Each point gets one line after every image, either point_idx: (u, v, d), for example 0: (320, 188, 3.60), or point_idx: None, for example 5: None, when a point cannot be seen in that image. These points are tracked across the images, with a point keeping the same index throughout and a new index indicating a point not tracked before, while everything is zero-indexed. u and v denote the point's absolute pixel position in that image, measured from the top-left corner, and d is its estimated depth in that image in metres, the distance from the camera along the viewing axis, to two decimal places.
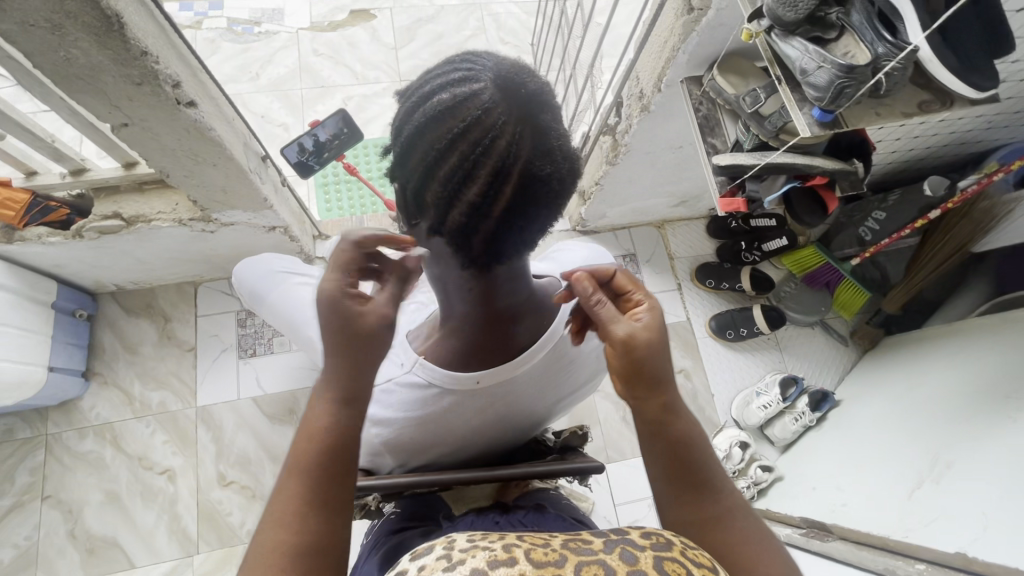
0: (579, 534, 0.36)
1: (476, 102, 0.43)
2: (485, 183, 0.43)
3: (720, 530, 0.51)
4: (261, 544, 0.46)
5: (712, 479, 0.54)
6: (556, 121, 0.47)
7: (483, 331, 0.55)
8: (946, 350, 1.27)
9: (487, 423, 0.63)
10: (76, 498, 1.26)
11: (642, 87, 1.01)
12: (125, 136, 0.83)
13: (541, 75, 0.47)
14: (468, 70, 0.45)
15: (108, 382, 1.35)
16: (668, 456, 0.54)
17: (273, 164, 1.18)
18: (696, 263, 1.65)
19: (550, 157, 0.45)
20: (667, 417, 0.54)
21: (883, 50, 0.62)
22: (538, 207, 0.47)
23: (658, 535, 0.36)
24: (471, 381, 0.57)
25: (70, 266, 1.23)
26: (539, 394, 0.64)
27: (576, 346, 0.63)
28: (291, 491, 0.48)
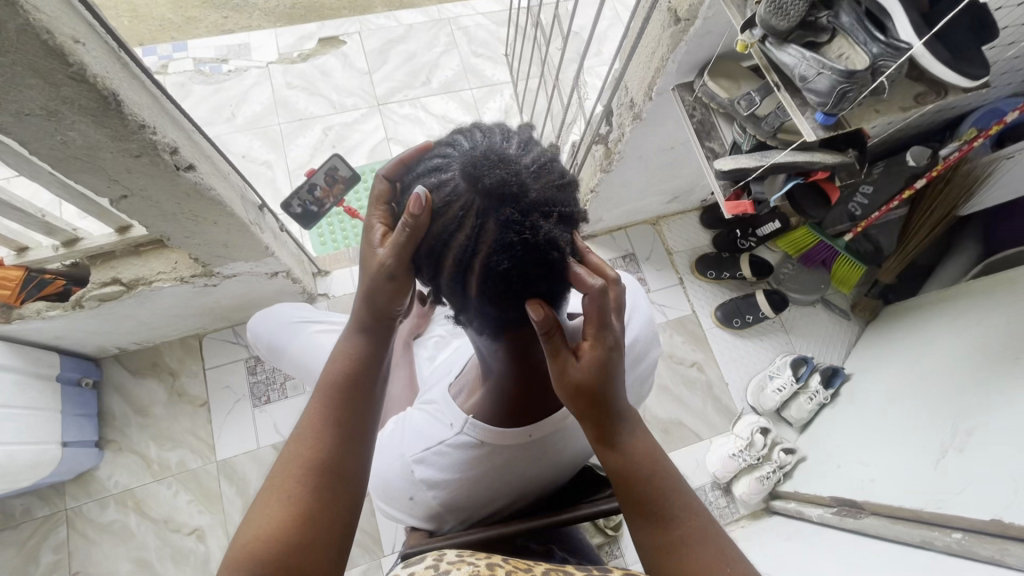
0: (564, 567, 0.40)
1: (445, 190, 0.46)
2: (452, 274, 0.48)
3: (673, 558, 0.54)
4: (284, 456, 0.54)
5: (670, 507, 0.55)
6: (528, 207, 0.44)
7: (523, 388, 0.55)
8: (947, 315, 1.31)
9: (539, 472, 0.63)
10: (105, 570, 1.23)
11: (632, 96, 1.02)
12: (125, 207, 0.81)
13: (525, 155, 0.46)
14: (447, 156, 0.48)
15: (123, 448, 1.32)
16: (623, 490, 0.56)
17: (269, 211, 1.16)
18: (694, 255, 1.67)
19: (518, 247, 0.44)
20: (617, 448, 0.55)
21: (878, 50, 0.64)
22: (519, 292, 0.47)
23: None
24: (522, 434, 0.58)
25: (72, 336, 1.20)
26: (589, 434, 0.64)
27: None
28: (315, 413, 0.56)
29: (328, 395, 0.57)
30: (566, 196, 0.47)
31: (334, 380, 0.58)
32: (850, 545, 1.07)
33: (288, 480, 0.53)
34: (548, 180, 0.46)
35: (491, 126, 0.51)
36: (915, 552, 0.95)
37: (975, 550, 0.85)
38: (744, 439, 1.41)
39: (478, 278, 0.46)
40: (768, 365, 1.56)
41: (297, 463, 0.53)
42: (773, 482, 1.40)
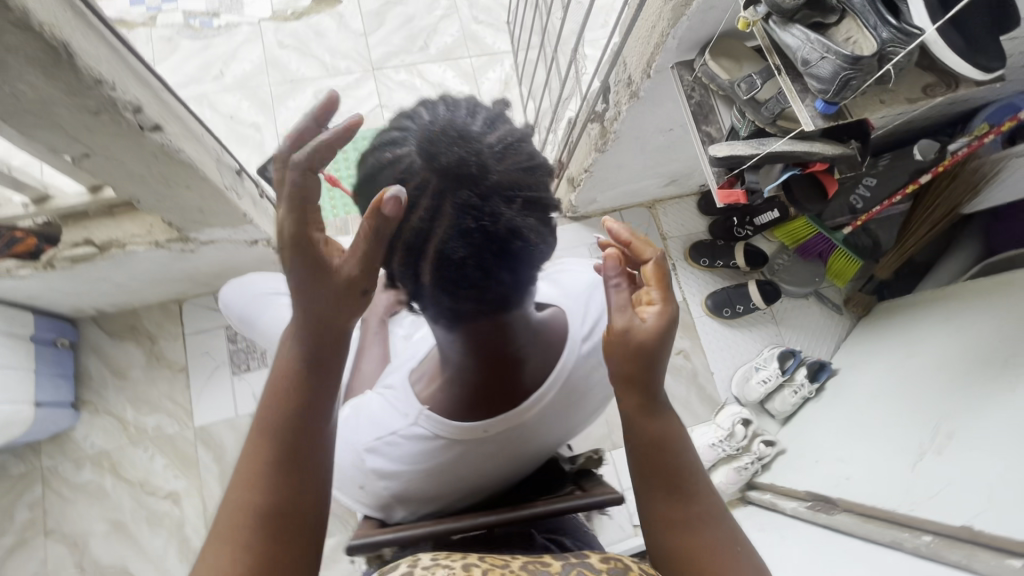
0: (541, 557, 0.39)
1: (398, 168, 0.43)
2: (403, 259, 0.45)
3: (685, 533, 0.55)
4: (228, 506, 0.51)
5: (686, 484, 0.57)
6: (488, 191, 0.43)
7: (482, 381, 0.53)
8: (938, 315, 1.29)
9: (496, 469, 0.61)
10: (80, 529, 1.24)
11: (630, 73, 0.97)
12: (89, 166, 0.78)
13: (491, 134, 0.44)
14: (401, 130, 0.45)
15: (100, 410, 1.31)
16: (646, 460, 0.58)
17: (249, 177, 1.12)
18: (688, 241, 1.64)
19: (477, 236, 0.43)
20: (643, 421, 0.58)
21: (887, 35, 0.60)
22: (472, 279, 0.45)
23: (618, 559, 0.39)
24: (479, 428, 0.56)
25: (46, 296, 1.18)
26: (552, 430, 0.62)
27: (585, 376, 0.62)
28: (258, 451, 0.53)
29: (270, 429, 0.53)
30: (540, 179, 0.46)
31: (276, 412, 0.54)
32: (820, 540, 1.08)
33: (238, 527, 0.50)
34: (514, 161, 0.44)
35: (457, 101, 0.48)
36: (884, 551, 0.95)
37: (943, 554, 0.85)
38: (725, 428, 1.42)
39: (433, 262, 0.44)
40: (755, 356, 1.55)
41: (242, 512, 0.50)
42: (751, 473, 1.41)
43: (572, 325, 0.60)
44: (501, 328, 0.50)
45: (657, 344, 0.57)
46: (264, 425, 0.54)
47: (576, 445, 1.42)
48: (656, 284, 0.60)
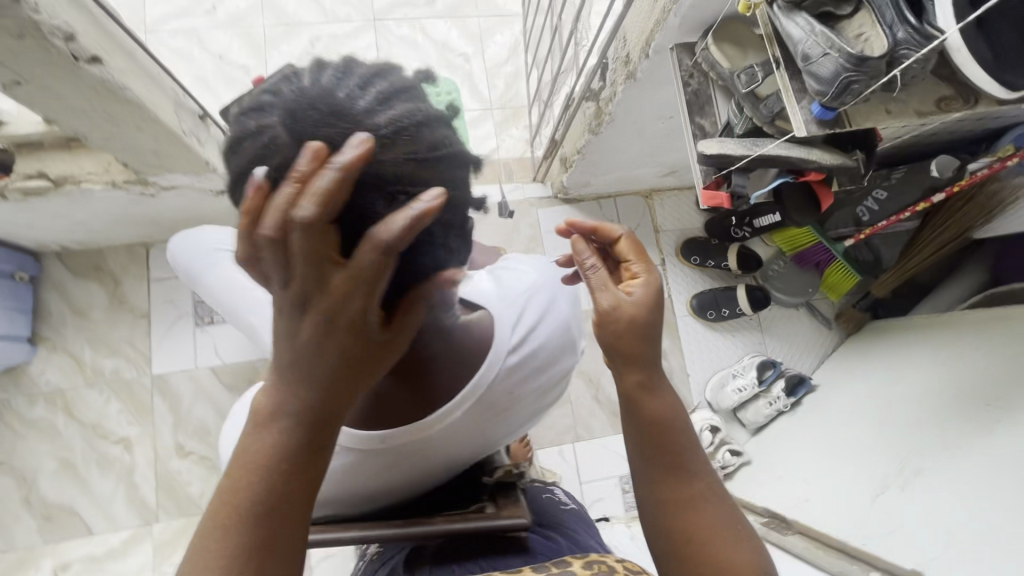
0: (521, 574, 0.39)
1: (263, 138, 0.38)
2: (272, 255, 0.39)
3: (685, 513, 0.52)
4: None
5: (687, 462, 0.54)
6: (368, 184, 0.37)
7: (383, 390, 0.48)
8: (927, 343, 1.23)
9: (393, 483, 0.56)
10: (29, 465, 1.23)
11: (629, 50, 0.88)
12: (22, 95, 0.72)
13: (380, 112, 0.38)
14: (271, 94, 0.39)
15: (57, 348, 1.29)
16: (646, 436, 0.54)
17: (215, 122, 1.06)
18: (682, 237, 1.57)
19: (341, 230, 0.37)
20: (643, 398, 0.55)
21: (903, 35, 0.53)
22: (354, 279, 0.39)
23: (602, 562, 0.39)
24: (374, 440, 0.50)
25: (1, 226, 1.13)
26: (462, 447, 0.57)
27: (507, 391, 0.57)
28: (225, 551, 0.39)
29: (243, 522, 0.39)
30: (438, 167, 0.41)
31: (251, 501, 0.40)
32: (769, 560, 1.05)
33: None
34: (417, 149, 0.39)
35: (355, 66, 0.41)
36: None
37: None
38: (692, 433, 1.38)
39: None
40: (734, 363, 1.50)
41: None
42: None
43: (499, 333, 0.55)
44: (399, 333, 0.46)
45: (647, 318, 0.54)
46: (229, 516, 0.39)
47: (539, 434, 1.39)
48: (637, 259, 0.57)
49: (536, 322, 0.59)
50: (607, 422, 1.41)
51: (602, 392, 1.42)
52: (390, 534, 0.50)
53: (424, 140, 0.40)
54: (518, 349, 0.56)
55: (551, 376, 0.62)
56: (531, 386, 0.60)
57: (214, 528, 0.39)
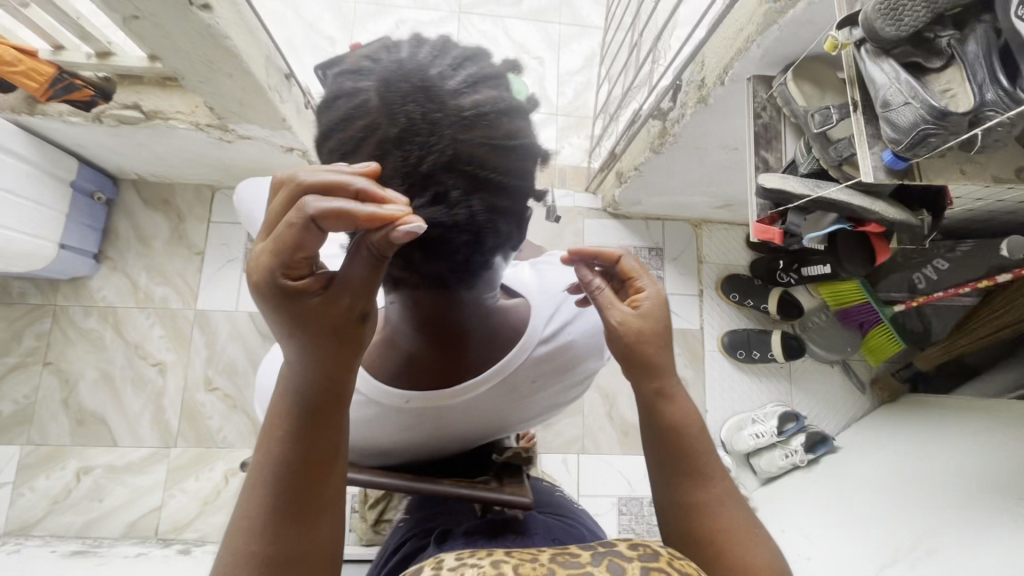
0: (568, 549, 0.35)
1: (355, 103, 0.41)
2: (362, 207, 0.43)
3: (703, 515, 0.52)
4: (231, 533, 0.45)
5: (704, 467, 0.54)
6: (447, 157, 0.40)
7: (427, 350, 0.52)
8: (966, 424, 1.17)
9: (412, 442, 0.59)
10: (74, 370, 1.33)
11: (705, 75, 0.89)
12: (137, 29, 0.79)
13: (463, 97, 0.41)
14: (371, 61, 0.42)
15: (117, 268, 1.38)
16: (666, 443, 0.55)
17: (298, 83, 1.12)
18: (724, 271, 1.55)
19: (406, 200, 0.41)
20: (663, 403, 0.55)
21: (991, 96, 0.52)
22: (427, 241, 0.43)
23: (645, 543, 0.35)
24: (398, 398, 0.53)
25: (94, 148, 1.23)
26: (483, 421, 0.60)
27: (528, 380, 0.59)
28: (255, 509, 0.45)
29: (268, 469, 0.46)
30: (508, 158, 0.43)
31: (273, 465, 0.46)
32: None
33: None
34: (497, 130, 0.42)
35: (442, 43, 0.44)
36: None
37: None
38: None
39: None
40: (756, 409, 1.47)
41: (248, 543, 0.45)
42: None
43: (532, 321, 0.56)
44: (433, 301, 0.48)
45: (653, 329, 0.54)
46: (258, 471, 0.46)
47: (546, 439, 1.40)
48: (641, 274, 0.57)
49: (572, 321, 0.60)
50: (616, 440, 1.41)
51: (615, 410, 1.42)
52: (401, 484, 0.53)
53: (507, 124, 0.43)
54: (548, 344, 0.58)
55: (570, 377, 0.64)
56: (549, 382, 0.62)
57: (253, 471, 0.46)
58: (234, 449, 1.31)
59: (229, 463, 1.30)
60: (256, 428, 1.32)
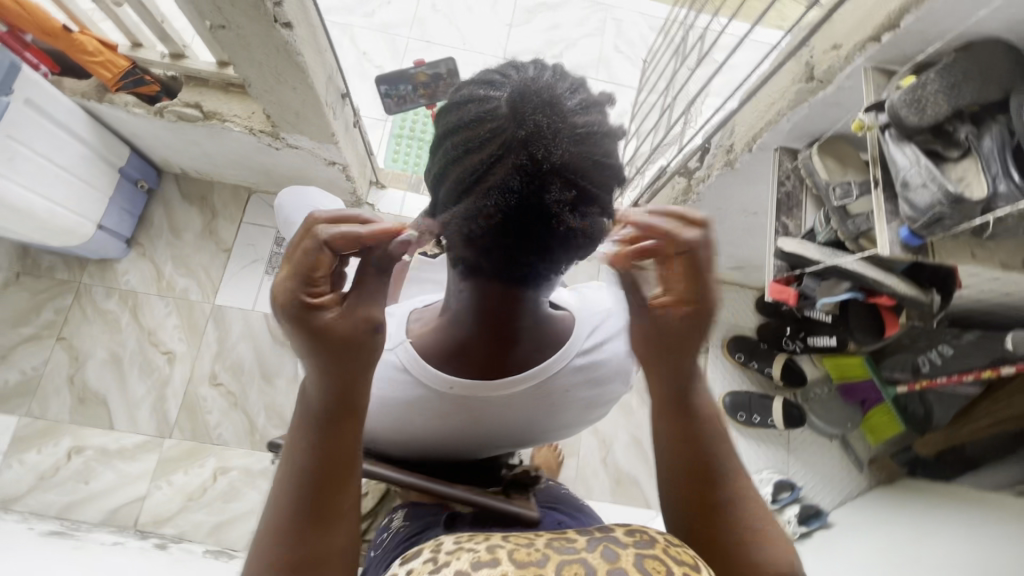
0: (567, 535, 0.39)
1: (484, 106, 0.45)
2: (472, 207, 0.45)
3: (722, 517, 0.55)
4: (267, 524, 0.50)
5: (719, 468, 0.58)
6: (556, 165, 0.43)
7: (489, 345, 0.58)
8: (962, 513, 1.17)
9: (451, 427, 0.68)
10: (85, 348, 1.35)
11: (734, 141, 0.95)
12: (220, 37, 0.86)
13: (579, 116, 0.45)
14: (505, 78, 0.47)
15: (146, 254, 1.42)
16: (678, 447, 0.59)
17: (350, 103, 1.20)
18: (731, 332, 1.58)
19: (515, 197, 0.43)
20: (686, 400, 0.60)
21: (1004, 188, 0.56)
22: (533, 242, 0.45)
23: (643, 532, 0.40)
24: (444, 382, 0.62)
25: (147, 139, 1.29)
26: (518, 415, 0.70)
27: (560, 387, 0.69)
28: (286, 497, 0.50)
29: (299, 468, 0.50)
30: (598, 176, 0.45)
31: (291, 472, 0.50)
32: None
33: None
34: (600, 146, 0.46)
35: (558, 69, 0.49)
36: None
37: None
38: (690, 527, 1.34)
39: (469, 212, 0.45)
40: (752, 474, 1.46)
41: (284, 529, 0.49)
42: None
43: (576, 330, 0.66)
44: (504, 302, 0.52)
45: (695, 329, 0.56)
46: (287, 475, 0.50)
47: None
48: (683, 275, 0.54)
49: (610, 336, 0.71)
50: (608, 488, 1.39)
51: (611, 456, 1.42)
52: (416, 483, 0.59)
53: (607, 147, 0.47)
54: (582, 356, 0.68)
55: (590, 391, 0.74)
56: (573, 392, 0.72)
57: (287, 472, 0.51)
58: (228, 448, 1.31)
59: (221, 461, 1.30)
60: (253, 429, 1.32)
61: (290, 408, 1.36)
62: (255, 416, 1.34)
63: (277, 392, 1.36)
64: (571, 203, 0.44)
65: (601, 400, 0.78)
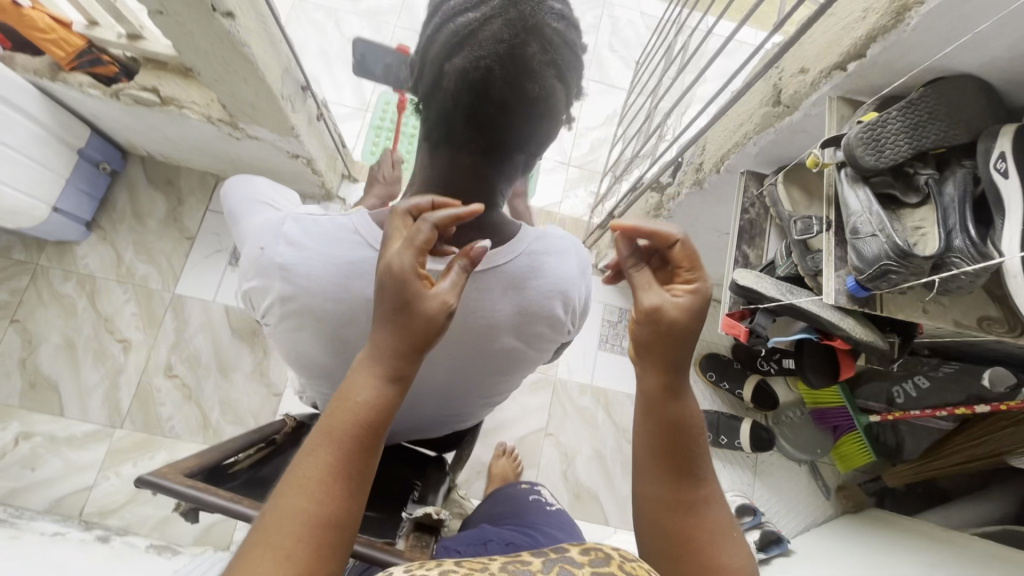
0: (519, 556, 0.33)
1: None
2: (467, 56, 0.48)
3: (690, 514, 0.49)
4: (283, 507, 0.40)
5: (700, 463, 0.51)
6: (541, 26, 0.48)
7: None
8: (925, 550, 1.14)
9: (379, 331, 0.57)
10: (40, 332, 1.32)
11: (703, 160, 0.90)
12: (160, 23, 0.81)
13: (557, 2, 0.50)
14: None
15: (106, 239, 1.39)
16: (660, 438, 0.51)
17: (313, 95, 1.15)
18: (704, 349, 1.56)
19: (504, 46, 0.47)
20: (678, 399, 0.51)
21: (958, 243, 0.53)
22: (512, 96, 0.49)
23: (597, 548, 0.34)
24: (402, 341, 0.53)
25: (108, 121, 1.25)
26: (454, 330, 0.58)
27: (505, 291, 0.58)
28: (314, 474, 0.41)
29: (339, 444, 0.43)
30: (569, 51, 0.50)
31: (346, 427, 0.43)
32: None
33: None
34: (573, 30, 0.51)
35: None
36: None
37: None
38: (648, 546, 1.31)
39: (467, 57, 0.48)
40: None
41: (299, 519, 0.39)
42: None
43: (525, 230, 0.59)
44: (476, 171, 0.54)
45: (689, 327, 0.51)
46: (319, 457, 0.42)
47: None
48: (690, 264, 0.53)
49: (565, 252, 0.63)
50: (567, 502, 1.36)
51: (571, 469, 1.38)
52: None
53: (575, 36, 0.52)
54: (531, 258, 0.58)
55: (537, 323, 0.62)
56: (508, 317, 0.59)
57: (318, 447, 0.43)
58: (180, 441, 1.28)
59: (171, 454, 1.27)
60: (207, 423, 1.29)
61: (246, 404, 1.33)
62: (210, 411, 1.31)
63: (234, 387, 1.33)
64: (548, 63, 0.49)
65: (552, 341, 0.68)
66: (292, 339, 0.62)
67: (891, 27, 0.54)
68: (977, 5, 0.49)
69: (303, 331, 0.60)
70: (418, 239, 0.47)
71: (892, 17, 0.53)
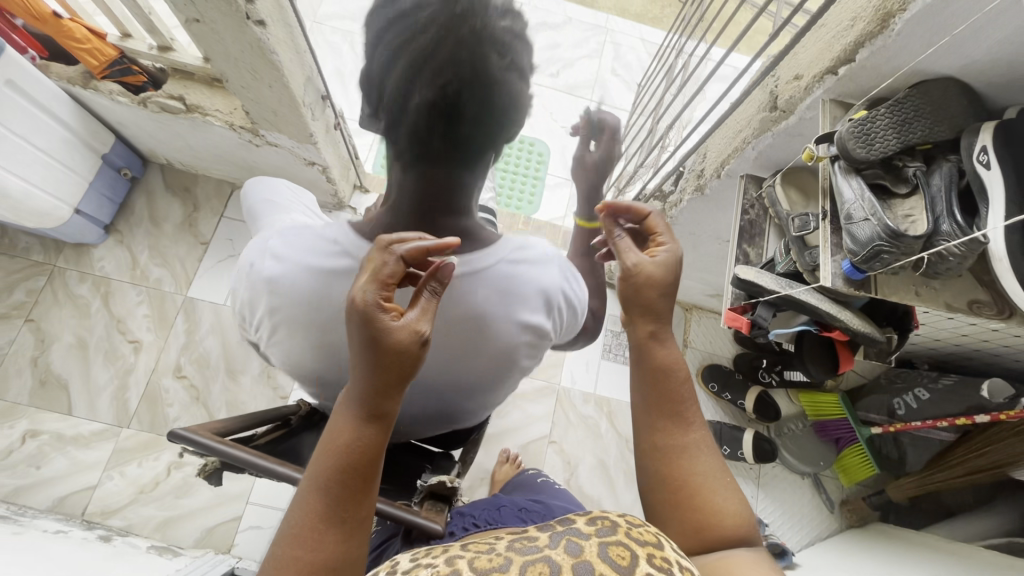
0: (527, 532, 0.34)
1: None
2: (427, 95, 0.41)
3: (684, 456, 0.52)
4: (285, 559, 0.43)
5: (689, 407, 0.55)
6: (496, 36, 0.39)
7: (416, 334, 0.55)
8: (928, 559, 1.13)
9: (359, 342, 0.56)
10: (53, 332, 1.34)
11: (704, 166, 0.94)
12: (194, 31, 0.87)
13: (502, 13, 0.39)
14: None
15: (123, 242, 1.43)
16: (651, 384, 0.55)
17: (332, 106, 1.21)
18: (706, 360, 1.58)
19: (466, 77, 0.40)
20: (656, 347, 0.57)
21: (946, 227, 0.57)
22: (480, 122, 0.43)
23: (604, 517, 0.35)
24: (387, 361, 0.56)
25: (132, 128, 1.30)
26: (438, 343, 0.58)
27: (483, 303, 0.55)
28: (314, 522, 0.44)
29: (331, 491, 0.45)
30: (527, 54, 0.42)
31: (337, 472, 0.45)
32: None
33: None
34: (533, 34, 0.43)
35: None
36: None
37: None
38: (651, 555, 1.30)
39: (421, 99, 0.41)
40: None
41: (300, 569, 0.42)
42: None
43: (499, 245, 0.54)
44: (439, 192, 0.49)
45: (663, 278, 0.58)
46: (313, 505, 0.44)
47: None
48: (665, 231, 0.62)
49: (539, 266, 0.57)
50: None
51: (574, 477, 1.38)
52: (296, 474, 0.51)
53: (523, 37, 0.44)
54: (513, 265, 0.55)
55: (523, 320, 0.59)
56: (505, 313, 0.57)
57: (311, 497, 0.45)
58: None
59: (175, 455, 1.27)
60: None
61: (250, 409, 1.33)
62: (215, 412, 1.32)
63: (240, 390, 1.34)
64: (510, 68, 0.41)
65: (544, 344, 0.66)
66: (289, 357, 0.64)
67: (877, 32, 0.59)
68: (954, 11, 0.53)
69: (297, 337, 0.59)
70: (384, 272, 0.47)
71: (877, 23, 0.58)
